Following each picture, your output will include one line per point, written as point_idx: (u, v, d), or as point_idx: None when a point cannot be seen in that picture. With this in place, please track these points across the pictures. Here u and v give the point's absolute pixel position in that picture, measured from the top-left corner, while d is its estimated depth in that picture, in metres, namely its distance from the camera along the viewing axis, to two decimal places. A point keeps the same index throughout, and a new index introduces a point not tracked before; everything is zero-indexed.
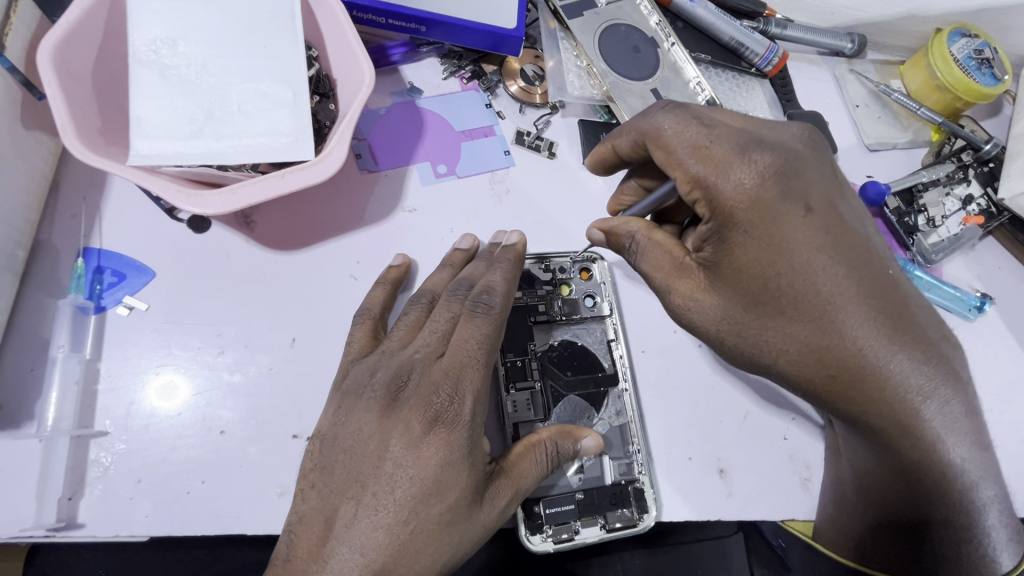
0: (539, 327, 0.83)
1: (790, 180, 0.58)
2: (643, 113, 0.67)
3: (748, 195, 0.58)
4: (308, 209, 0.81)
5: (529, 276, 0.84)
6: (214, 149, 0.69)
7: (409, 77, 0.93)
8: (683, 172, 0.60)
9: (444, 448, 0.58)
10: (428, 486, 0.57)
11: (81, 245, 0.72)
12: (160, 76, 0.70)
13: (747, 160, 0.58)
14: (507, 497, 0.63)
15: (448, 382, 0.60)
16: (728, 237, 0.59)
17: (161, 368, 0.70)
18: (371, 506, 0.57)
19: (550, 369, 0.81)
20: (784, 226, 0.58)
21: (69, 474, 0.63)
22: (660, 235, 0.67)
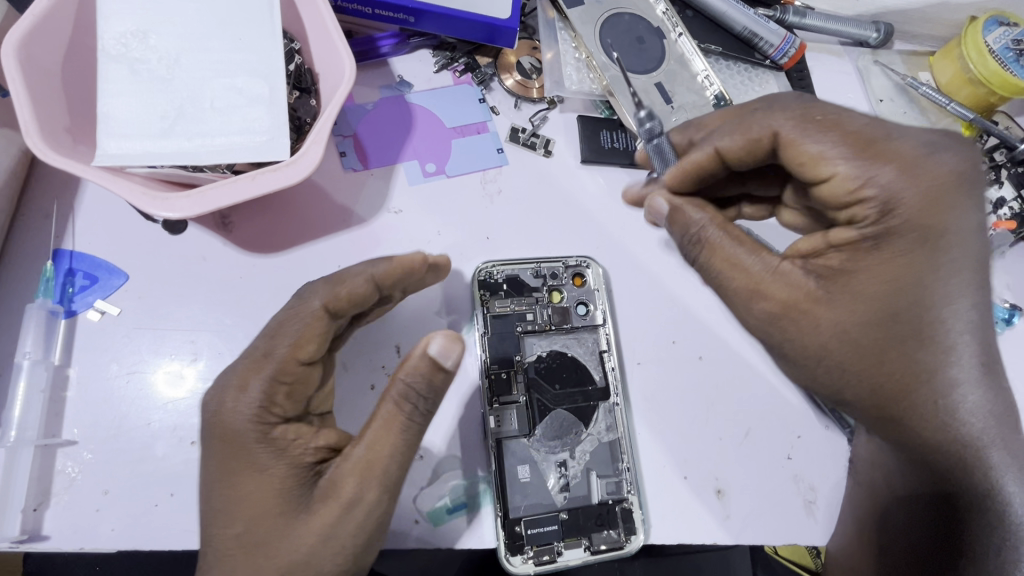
0: (527, 337, 0.79)
1: (977, 193, 0.56)
2: (777, 100, 0.62)
3: (925, 195, 0.54)
4: (287, 210, 0.78)
5: (519, 282, 0.80)
6: (185, 148, 0.66)
7: (399, 70, 0.89)
8: (841, 168, 0.55)
9: (219, 455, 0.55)
10: (247, 493, 0.54)
11: (53, 246, 0.69)
12: (131, 72, 0.67)
13: (935, 164, 0.55)
14: (355, 482, 0.55)
15: (227, 378, 0.57)
16: (882, 245, 0.56)
17: (131, 375, 0.67)
18: (220, 524, 0.54)
19: (538, 381, 0.77)
20: (968, 239, 0.55)
21: (34, 485, 0.61)
22: (738, 232, 0.61)
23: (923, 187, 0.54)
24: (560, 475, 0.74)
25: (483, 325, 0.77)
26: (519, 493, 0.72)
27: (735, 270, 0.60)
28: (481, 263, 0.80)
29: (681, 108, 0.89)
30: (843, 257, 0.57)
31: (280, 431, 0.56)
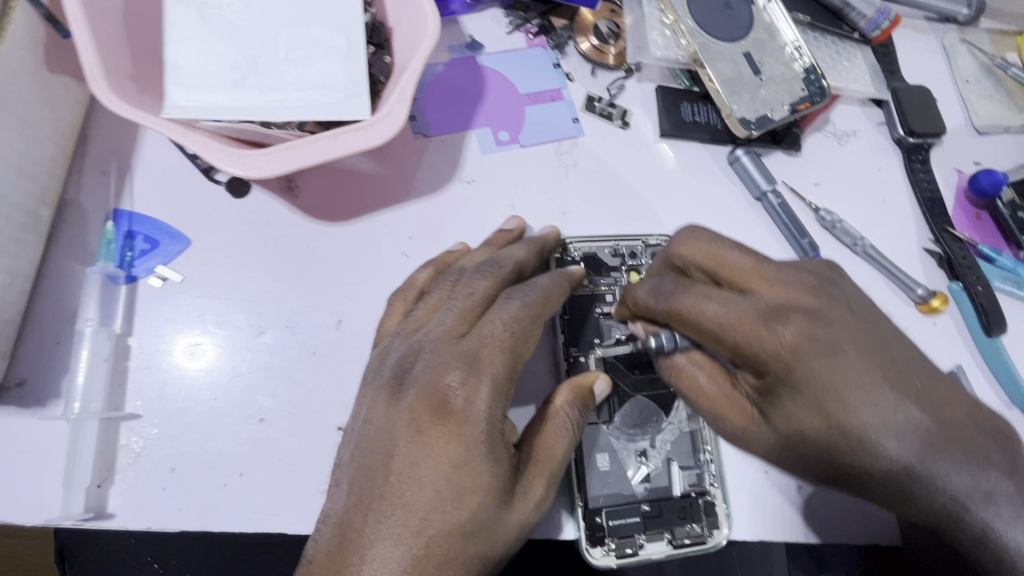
0: (607, 319, 0.73)
1: (826, 334, 0.51)
2: (658, 295, 0.58)
3: (787, 352, 0.51)
4: (356, 175, 0.72)
5: (597, 261, 0.76)
6: (259, 103, 0.60)
7: (469, 29, 0.82)
8: (720, 345, 0.54)
9: (463, 446, 0.48)
10: (438, 492, 0.47)
11: (111, 207, 0.64)
12: (200, 16, 0.61)
13: (775, 328, 0.51)
14: (544, 482, 0.54)
15: (458, 362, 0.50)
16: (780, 393, 0.53)
17: (196, 347, 0.63)
18: (401, 521, 0.47)
19: (617, 366, 0.73)
20: (819, 377, 0.51)
21: (98, 460, 0.57)
22: (698, 355, 0.62)
23: (740, 328, 0.52)
24: (640, 465, 0.70)
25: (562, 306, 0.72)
26: (604, 480, 0.68)
27: (705, 396, 0.61)
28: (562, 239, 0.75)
29: (770, 81, 0.82)
30: (758, 390, 0.55)
31: (509, 426, 0.51)
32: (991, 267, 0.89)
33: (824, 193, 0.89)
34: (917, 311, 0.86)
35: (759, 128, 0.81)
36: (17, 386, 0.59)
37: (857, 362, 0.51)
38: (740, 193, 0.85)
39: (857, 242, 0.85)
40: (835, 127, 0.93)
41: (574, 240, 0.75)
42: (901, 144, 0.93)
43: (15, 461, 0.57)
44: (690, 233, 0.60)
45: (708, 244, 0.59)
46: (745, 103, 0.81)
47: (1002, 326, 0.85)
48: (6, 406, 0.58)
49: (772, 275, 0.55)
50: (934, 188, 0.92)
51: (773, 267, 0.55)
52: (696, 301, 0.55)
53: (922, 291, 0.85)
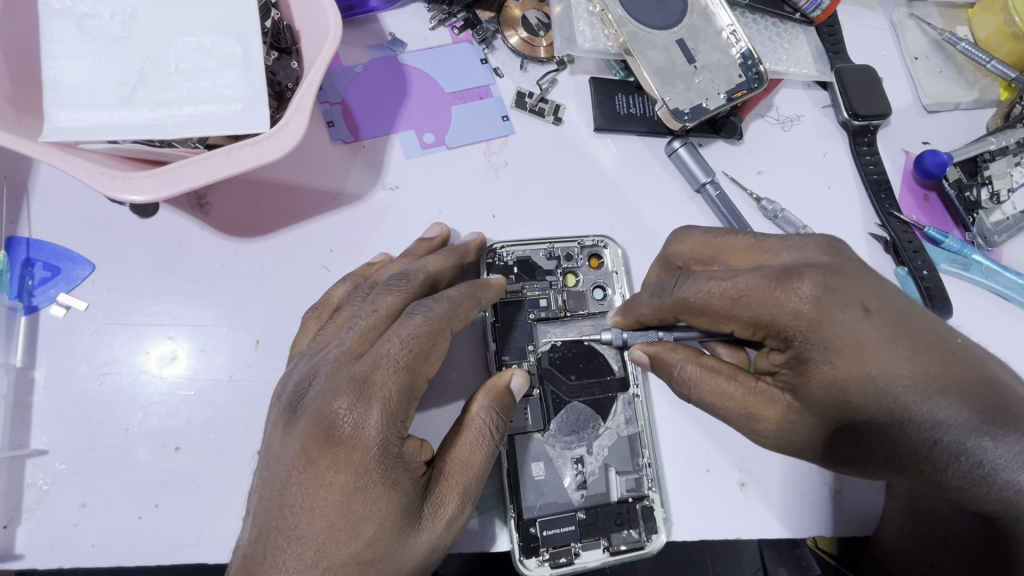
0: (541, 324, 0.72)
1: (843, 285, 0.49)
2: (664, 287, 0.57)
3: (807, 313, 0.49)
4: (271, 188, 0.69)
5: (530, 265, 0.73)
6: (149, 119, 0.57)
7: (390, 27, 0.79)
8: (738, 323, 0.52)
9: (355, 473, 0.47)
10: (334, 520, 0.47)
11: (9, 235, 0.62)
12: (82, 30, 0.58)
13: (792, 287, 0.49)
14: (457, 498, 0.52)
15: (347, 388, 0.48)
16: (808, 360, 0.49)
17: (105, 376, 0.61)
18: (296, 554, 0.46)
19: (553, 372, 0.71)
20: (853, 332, 0.48)
21: (4, 500, 0.56)
22: (712, 360, 0.56)
23: (756, 296, 0.51)
24: (576, 472, 0.69)
25: (492, 313, 0.71)
26: (539, 489, 0.67)
27: (730, 400, 0.54)
28: (491, 243, 0.73)
29: (705, 69, 0.80)
30: (790, 367, 0.51)
31: (410, 447, 0.50)
32: (938, 249, 0.88)
33: (767, 180, 0.87)
34: None
35: (694, 119, 0.78)
36: None
37: (883, 314, 0.49)
38: (680, 186, 0.82)
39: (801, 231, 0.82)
40: (779, 112, 0.90)
41: (503, 243, 0.73)
42: (846, 127, 0.91)
43: None
44: (687, 235, 0.62)
45: (705, 238, 0.60)
46: (678, 93, 0.78)
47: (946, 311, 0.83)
48: None
49: (775, 248, 0.55)
50: (880, 172, 0.89)
51: (772, 240, 0.56)
52: (700, 285, 0.54)
53: None
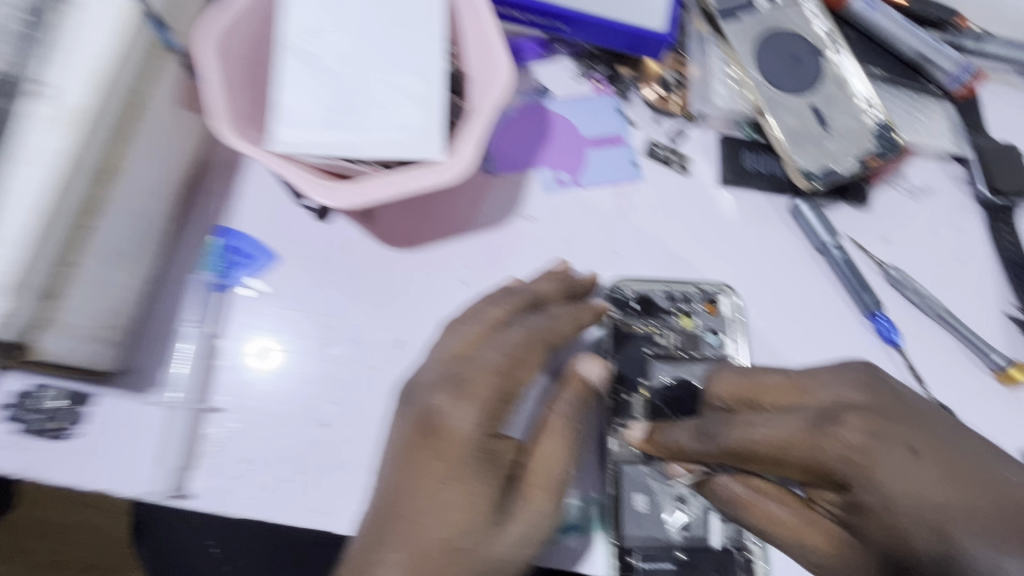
0: (654, 361, 0.74)
1: (887, 430, 0.49)
2: (707, 429, 0.58)
3: (848, 458, 0.49)
4: (424, 206, 0.78)
5: (649, 302, 0.77)
6: (346, 140, 0.68)
7: (539, 77, 0.88)
8: (790, 468, 0.53)
9: (451, 463, 0.54)
10: (436, 504, 0.53)
11: (219, 224, 0.74)
12: (307, 65, 0.70)
13: (834, 431, 0.50)
14: (540, 495, 0.57)
15: (447, 385, 0.56)
16: (862, 502, 0.49)
17: (275, 352, 0.71)
18: (404, 529, 0.53)
19: (662, 409, 0.71)
20: (903, 477, 0.47)
21: (185, 446, 0.65)
22: (760, 483, 0.60)
23: (797, 443, 0.51)
24: (677, 512, 0.69)
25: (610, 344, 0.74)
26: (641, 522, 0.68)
27: (779, 523, 0.59)
28: (613, 279, 0.78)
29: (837, 135, 0.82)
30: (842, 508, 0.52)
31: (498, 444, 0.56)
32: None
33: (895, 248, 0.86)
34: (995, 381, 0.80)
35: (823, 181, 0.81)
36: (130, 372, 0.68)
37: (936, 457, 0.47)
38: (801, 244, 0.83)
39: (926, 301, 0.81)
40: (910, 182, 0.89)
41: (624, 280, 0.77)
42: (984, 203, 0.88)
43: (118, 439, 0.65)
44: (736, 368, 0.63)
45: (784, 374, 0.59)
46: (809, 155, 0.81)
47: None
48: (120, 389, 0.67)
49: (821, 386, 0.56)
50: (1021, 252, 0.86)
51: (810, 379, 0.57)
52: (743, 429, 0.55)
53: (997, 358, 0.79)
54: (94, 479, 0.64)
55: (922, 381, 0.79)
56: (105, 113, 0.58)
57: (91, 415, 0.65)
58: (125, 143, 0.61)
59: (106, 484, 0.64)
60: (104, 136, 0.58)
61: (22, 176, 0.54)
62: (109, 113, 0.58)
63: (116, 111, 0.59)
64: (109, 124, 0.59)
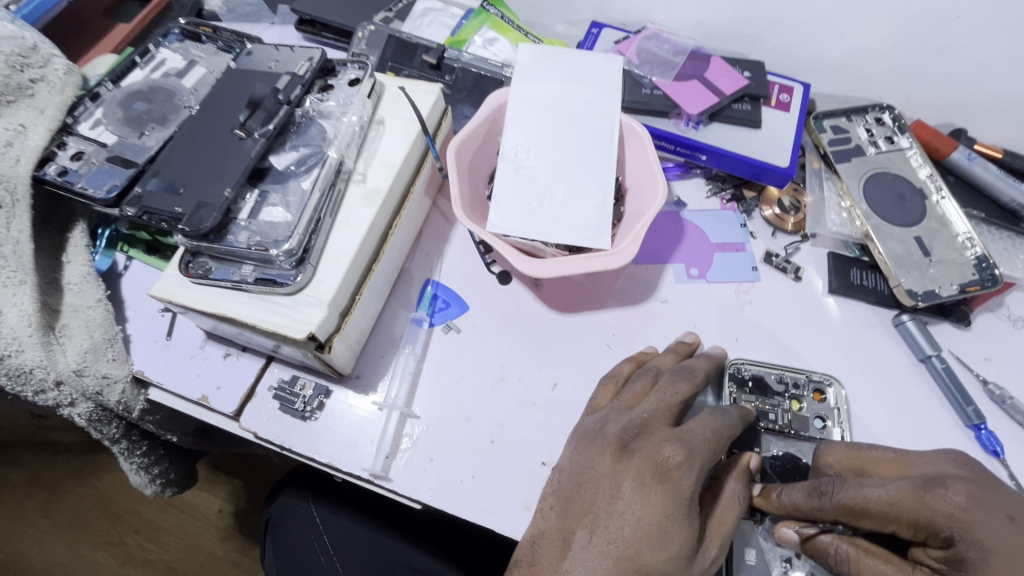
0: (766, 434, 0.87)
1: (987, 497, 0.60)
2: (822, 486, 0.70)
3: (957, 518, 0.60)
4: (580, 281, 1.00)
5: (763, 382, 0.91)
6: (539, 229, 0.92)
7: (677, 191, 1.10)
8: (900, 524, 0.64)
9: (673, 506, 0.66)
10: (653, 534, 0.66)
11: (430, 276, 0.99)
12: (514, 170, 0.96)
13: (941, 493, 0.61)
14: (716, 545, 0.71)
15: (681, 446, 0.69)
16: (966, 557, 0.60)
17: (459, 381, 0.91)
18: (612, 542, 0.67)
19: (770, 475, 0.85)
20: (998, 537, 0.59)
21: (391, 439, 0.85)
22: (866, 544, 0.70)
23: (909, 502, 0.62)
24: (784, 568, 0.79)
25: None
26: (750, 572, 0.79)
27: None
28: (732, 359, 0.93)
29: (939, 263, 0.96)
30: (945, 562, 0.62)
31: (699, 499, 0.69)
32: None
33: (995, 368, 0.95)
34: None
35: (926, 300, 0.94)
36: (356, 377, 0.90)
37: None
38: (904, 353, 0.95)
39: None
40: (1010, 311, 0.99)
41: (740, 361, 0.92)
42: None
43: (342, 426, 0.86)
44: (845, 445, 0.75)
45: (886, 453, 0.72)
46: (913, 278, 0.95)
47: None
48: (348, 389, 0.89)
49: (919, 462, 0.68)
50: None
51: (912, 456, 0.70)
52: (857, 489, 0.66)
53: None
54: (322, 453, 0.84)
55: None
56: (391, 196, 0.85)
57: (326, 405, 0.88)
58: (396, 216, 0.88)
59: (330, 459, 0.84)
60: (387, 211, 0.85)
61: (341, 231, 0.80)
62: (393, 195, 0.86)
63: (397, 195, 0.87)
64: (391, 202, 0.86)
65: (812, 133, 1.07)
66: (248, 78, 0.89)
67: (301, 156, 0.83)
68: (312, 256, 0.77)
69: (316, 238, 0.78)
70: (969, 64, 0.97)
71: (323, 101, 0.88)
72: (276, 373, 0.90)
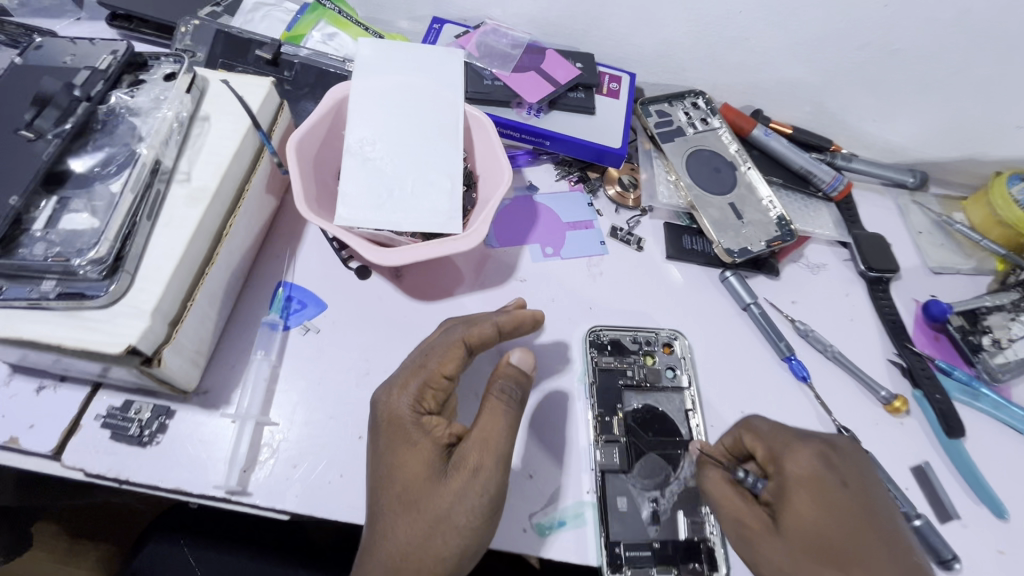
0: (627, 390, 0.95)
1: (836, 458, 0.74)
2: (749, 438, 0.79)
3: (806, 475, 0.72)
4: (440, 268, 1.02)
5: (619, 345, 0.99)
6: (390, 219, 0.92)
7: (529, 176, 1.16)
8: (772, 477, 0.76)
9: (396, 439, 0.73)
10: (392, 468, 0.72)
11: (282, 278, 0.95)
12: (361, 163, 0.95)
13: (795, 453, 0.74)
14: (472, 457, 0.71)
15: (390, 384, 0.76)
16: (788, 492, 0.72)
17: (320, 381, 0.88)
18: (377, 487, 0.72)
19: (635, 428, 0.92)
20: (826, 497, 0.71)
21: (249, 452, 0.80)
22: (727, 491, 0.76)
23: (803, 474, 0.73)
24: (652, 508, 0.86)
25: (593, 377, 0.95)
26: (613, 519, 0.85)
27: (726, 505, 0.76)
28: (589, 328, 1.00)
29: (749, 224, 1.11)
30: (773, 495, 0.75)
31: (432, 420, 0.74)
32: (951, 379, 1.07)
33: (801, 309, 1.12)
34: (883, 410, 1.02)
35: (742, 256, 1.08)
36: (203, 393, 0.84)
37: (850, 481, 0.72)
38: (729, 304, 1.09)
39: (826, 349, 1.06)
40: (808, 260, 1.18)
41: (595, 328, 1.00)
42: (864, 277, 1.16)
43: (190, 447, 0.80)
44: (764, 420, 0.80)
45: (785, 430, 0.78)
46: (730, 238, 1.09)
47: (962, 430, 1.00)
48: (194, 406, 0.82)
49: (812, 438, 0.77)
50: (895, 313, 1.13)
51: (793, 439, 0.76)
52: (779, 448, 0.76)
53: (885, 393, 1.02)
54: (168, 479, 0.77)
55: (830, 410, 1.01)
56: (222, 194, 0.80)
57: (169, 427, 0.80)
58: (230, 216, 0.83)
59: (179, 484, 0.77)
60: (218, 211, 0.80)
61: (163, 235, 0.74)
62: (224, 194, 0.81)
63: (230, 193, 0.83)
64: (223, 202, 0.81)
65: (641, 118, 1.19)
66: (35, 74, 0.78)
67: (105, 156, 0.75)
68: (128, 263, 0.70)
69: (131, 244, 0.71)
70: (756, 52, 1.13)
71: (132, 96, 0.80)
72: (105, 401, 0.81)
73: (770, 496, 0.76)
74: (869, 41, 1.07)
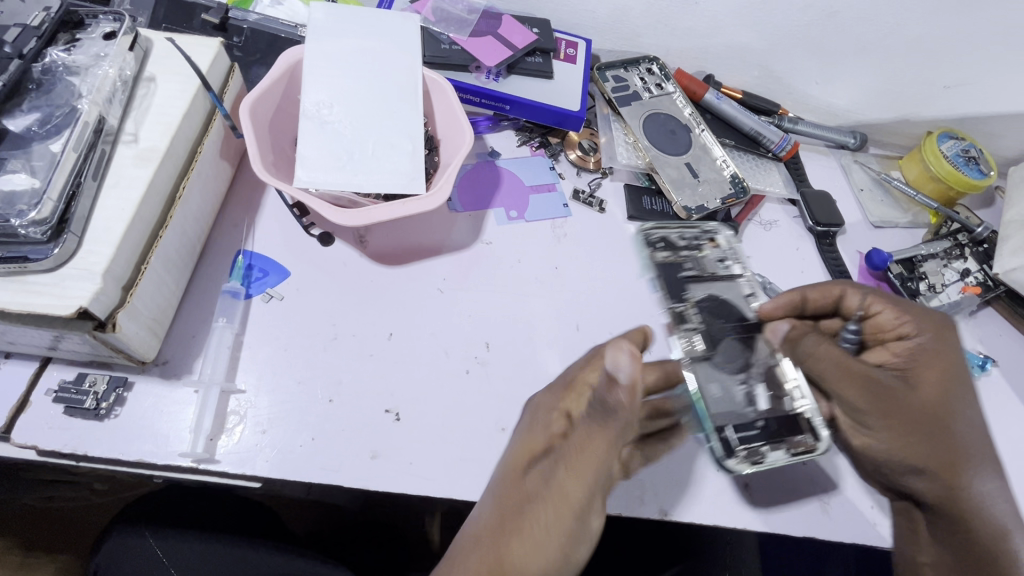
0: (691, 283, 0.91)
1: (944, 335, 0.85)
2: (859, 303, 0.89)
3: (938, 345, 0.84)
4: (404, 231, 1.01)
5: (669, 241, 0.94)
6: (352, 181, 0.90)
7: (490, 143, 1.16)
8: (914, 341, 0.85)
9: (571, 496, 0.66)
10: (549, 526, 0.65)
11: (240, 247, 0.92)
12: (319, 127, 0.94)
13: (946, 336, 0.85)
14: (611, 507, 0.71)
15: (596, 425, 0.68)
16: (919, 360, 0.83)
17: (287, 346, 0.86)
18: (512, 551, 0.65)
19: (706, 318, 0.88)
20: (924, 362, 0.83)
21: (215, 419, 0.79)
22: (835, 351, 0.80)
23: (938, 342, 0.84)
24: (745, 391, 0.82)
25: (656, 276, 0.92)
26: None
27: (830, 372, 0.80)
28: (642, 228, 0.95)
29: (705, 182, 1.15)
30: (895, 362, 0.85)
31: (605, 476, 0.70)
32: None
33: (755, 263, 1.17)
34: None
35: (698, 213, 1.11)
36: (162, 364, 0.81)
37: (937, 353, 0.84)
38: None
39: None
40: (761, 217, 1.23)
41: (647, 228, 0.95)
42: (812, 232, 1.22)
43: (151, 417, 0.77)
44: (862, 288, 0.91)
45: (889, 301, 0.89)
46: (688, 196, 1.13)
47: None
48: (153, 377, 0.80)
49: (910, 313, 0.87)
50: (841, 264, 1.19)
51: (925, 315, 0.87)
52: (896, 318, 0.87)
53: None
54: (129, 451, 0.74)
55: None
56: (172, 154, 0.78)
57: (127, 400, 0.78)
58: (183, 179, 0.80)
59: (140, 456, 0.75)
60: (169, 174, 0.78)
61: (111, 196, 0.72)
62: (175, 154, 0.78)
63: (181, 155, 0.80)
64: (174, 163, 0.78)
65: (598, 83, 1.21)
66: None
67: (43, 116, 0.72)
68: (74, 225, 0.67)
69: (76, 206, 0.69)
70: (704, 16, 1.16)
71: (70, 54, 0.76)
72: (56, 376, 0.77)
73: (945, 372, 0.82)
74: (809, 4, 1.12)
